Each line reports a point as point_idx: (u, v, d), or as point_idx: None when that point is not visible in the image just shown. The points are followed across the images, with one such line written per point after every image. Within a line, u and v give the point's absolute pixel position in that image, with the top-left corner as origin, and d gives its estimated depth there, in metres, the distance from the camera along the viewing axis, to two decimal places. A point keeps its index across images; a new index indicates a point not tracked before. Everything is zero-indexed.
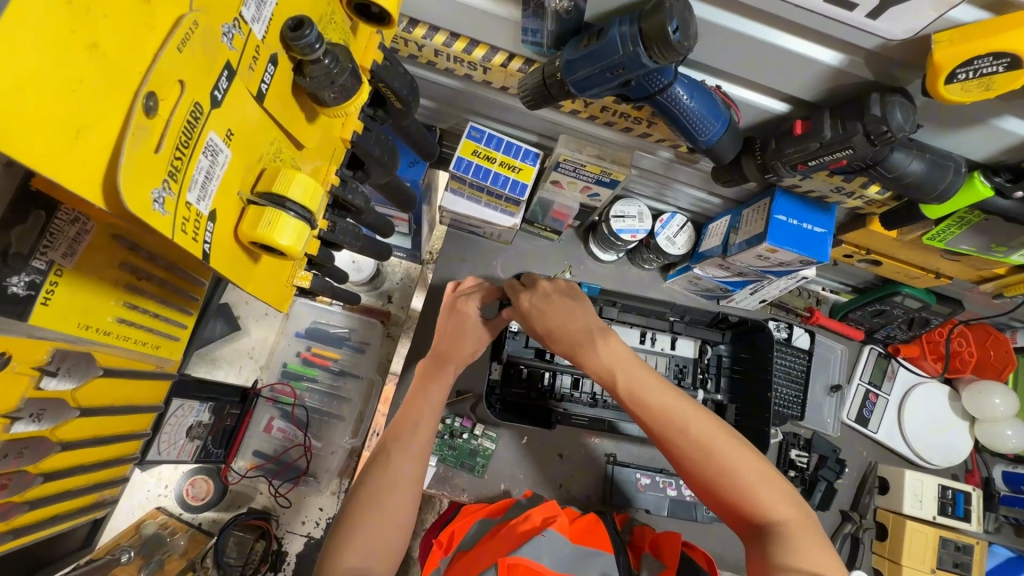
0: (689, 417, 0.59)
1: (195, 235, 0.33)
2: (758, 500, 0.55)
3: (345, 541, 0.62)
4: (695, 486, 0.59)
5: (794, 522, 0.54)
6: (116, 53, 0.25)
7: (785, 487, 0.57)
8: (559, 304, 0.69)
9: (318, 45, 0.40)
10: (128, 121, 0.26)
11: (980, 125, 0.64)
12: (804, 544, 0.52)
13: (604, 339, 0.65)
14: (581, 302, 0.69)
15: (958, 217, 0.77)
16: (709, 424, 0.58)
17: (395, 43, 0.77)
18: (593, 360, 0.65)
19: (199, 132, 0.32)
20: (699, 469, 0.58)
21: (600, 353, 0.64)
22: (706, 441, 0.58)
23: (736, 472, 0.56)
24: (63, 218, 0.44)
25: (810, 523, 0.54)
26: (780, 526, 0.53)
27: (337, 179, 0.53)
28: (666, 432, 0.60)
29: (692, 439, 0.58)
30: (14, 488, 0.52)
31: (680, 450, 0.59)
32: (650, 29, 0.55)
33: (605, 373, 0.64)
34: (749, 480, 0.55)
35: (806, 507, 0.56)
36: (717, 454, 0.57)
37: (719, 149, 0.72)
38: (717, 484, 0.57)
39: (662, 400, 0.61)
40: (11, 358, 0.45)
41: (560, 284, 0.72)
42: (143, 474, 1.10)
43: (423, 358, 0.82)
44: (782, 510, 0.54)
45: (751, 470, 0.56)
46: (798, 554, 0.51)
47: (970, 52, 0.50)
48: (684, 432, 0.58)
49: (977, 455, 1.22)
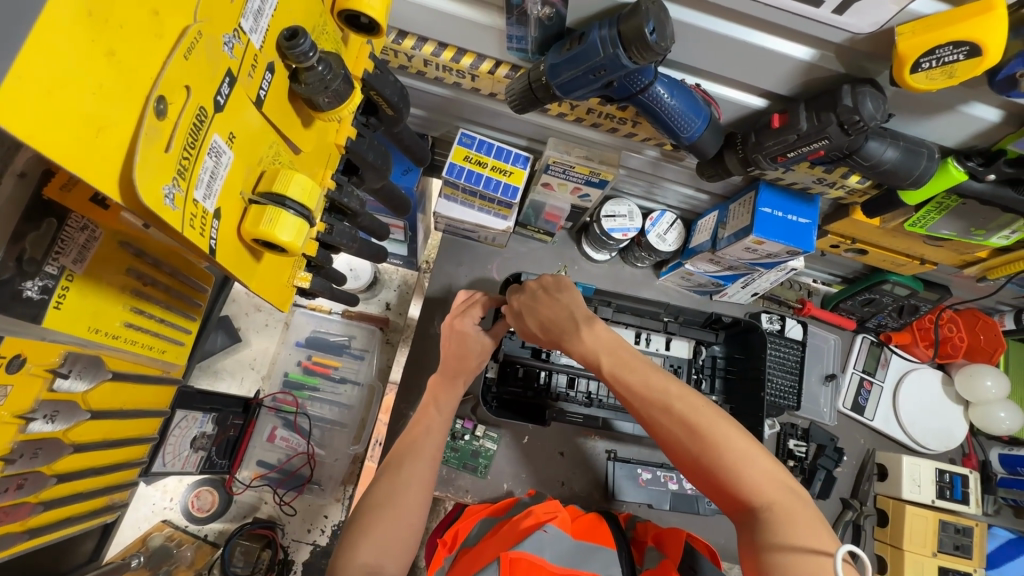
0: (673, 396, 0.61)
1: (202, 231, 0.35)
2: (743, 478, 0.55)
3: (360, 533, 0.63)
4: (685, 468, 0.60)
5: (781, 503, 0.53)
6: (130, 59, 0.27)
7: (776, 469, 0.56)
8: (545, 300, 0.74)
9: (312, 53, 0.42)
10: (141, 121, 0.28)
11: (950, 112, 0.66)
12: (789, 523, 0.51)
13: (588, 325, 0.70)
14: (569, 291, 0.73)
15: (936, 203, 0.79)
16: (694, 404, 0.60)
17: (385, 55, 0.79)
18: (576, 346, 0.70)
19: (204, 135, 0.34)
20: (684, 446, 0.59)
21: (584, 337, 0.69)
22: (690, 420, 0.59)
23: (720, 449, 0.57)
24: (73, 225, 0.46)
25: (801, 504, 0.53)
26: (768, 507, 0.53)
27: (333, 183, 0.55)
28: (653, 412, 0.62)
29: (676, 416, 0.60)
30: (30, 488, 0.54)
31: (666, 429, 0.61)
32: (628, 31, 0.58)
33: (590, 355, 0.69)
34: (734, 456, 0.56)
35: (798, 489, 0.55)
36: (701, 431, 0.58)
37: (702, 144, 0.74)
38: (703, 462, 0.58)
39: (646, 379, 0.64)
40: (25, 359, 0.47)
41: (546, 280, 0.76)
42: (148, 487, 1.10)
43: (435, 375, 0.85)
44: (768, 490, 0.54)
45: (737, 447, 0.56)
46: (783, 533, 0.50)
47: (929, 43, 0.53)
48: (668, 411, 0.61)
49: (974, 439, 1.23)
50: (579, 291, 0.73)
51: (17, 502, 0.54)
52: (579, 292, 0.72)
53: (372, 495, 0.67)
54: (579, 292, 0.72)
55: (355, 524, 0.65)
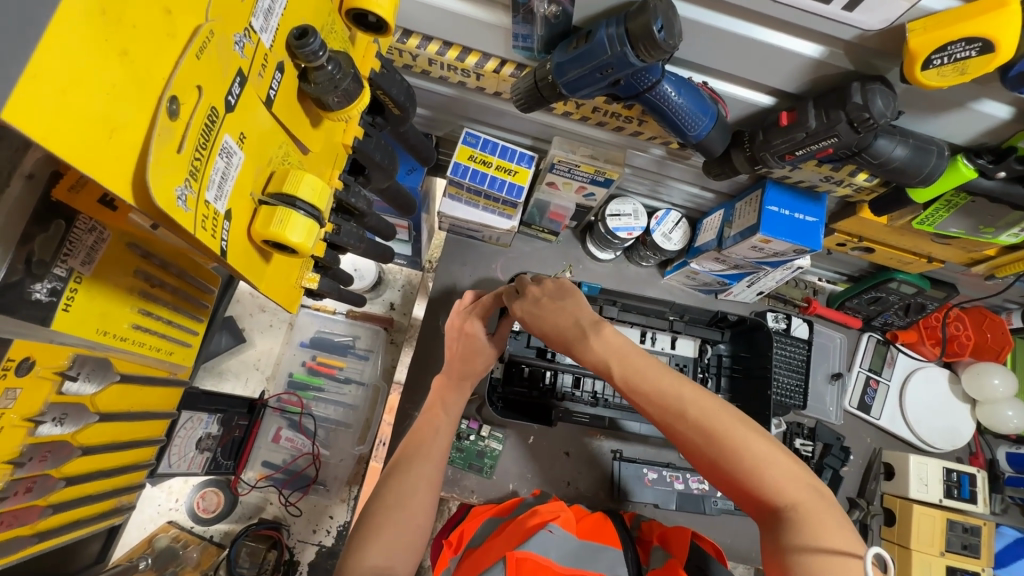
0: (687, 401, 0.61)
1: (214, 232, 0.35)
2: (764, 481, 0.55)
3: (369, 534, 0.63)
4: (705, 471, 0.60)
5: (805, 503, 0.53)
6: (143, 58, 0.27)
7: (797, 468, 0.56)
8: (549, 307, 0.75)
9: (322, 52, 0.42)
10: (154, 122, 0.28)
11: (960, 109, 0.66)
12: (815, 525, 0.51)
13: (595, 331, 0.70)
14: (573, 298, 0.74)
15: (945, 200, 0.79)
16: (709, 407, 0.59)
17: (390, 54, 0.79)
18: (588, 353, 0.69)
19: (215, 135, 0.34)
20: (701, 451, 0.59)
21: (593, 346, 0.69)
22: (706, 424, 0.59)
23: (738, 452, 0.56)
24: (81, 227, 0.46)
25: (825, 503, 0.52)
26: (791, 508, 0.53)
27: (340, 183, 0.55)
28: (668, 418, 0.62)
29: (691, 421, 0.60)
30: (38, 491, 0.54)
31: (682, 434, 0.60)
32: (636, 28, 0.57)
33: (601, 364, 0.68)
34: (753, 459, 0.56)
35: (821, 487, 0.54)
36: (718, 435, 0.58)
37: (709, 143, 0.74)
38: (721, 467, 0.57)
39: (658, 384, 0.63)
40: (34, 362, 0.47)
41: (548, 287, 0.77)
42: (154, 488, 1.10)
43: (440, 376, 0.85)
44: (791, 491, 0.53)
45: (756, 450, 0.56)
46: (809, 534, 0.50)
47: (942, 39, 0.52)
48: (683, 416, 0.60)
49: (981, 437, 1.23)
50: (583, 296, 0.74)
51: (26, 506, 0.54)
52: (583, 298, 0.74)
53: (383, 495, 0.67)
54: (583, 298, 0.74)
55: (363, 526, 0.64)
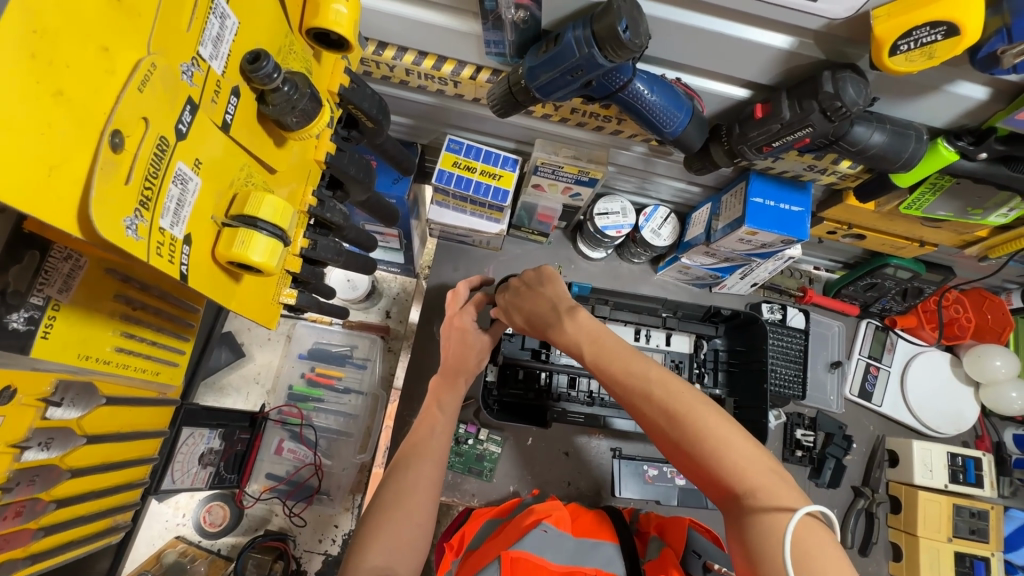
0: (654, 382, 0.61)
1: (171, 258, 0.37)
2: (725, 465, 0.54)
3: (363, 541, 0.63)
4: (670, 455, 0.60)
5: (765, 488, 0.52)
6: (81, 96, 0.28)
7: (759, 452, 0.55)
8: (529, 294, 0.77)
9: (276, 74, 0.43)
10: (96, 156, 0.29)
11: (935, 93, 0.65)
12: (771, 509, 0.50)
13: (570, 315, 0.71)
14: (552, 284, 0.75)
15: (931, 183, 0.78)
16: (673, 388, 0.60)
17: (367, 66, 0.80)
18: (562, 336, 0.71)
19: (167, 163, 0.35)
20: (664, 432, 0.60)
21: (567, 328, 0.70)
22: (669, 405, 0.59)
23: (699, 434, 0.56)
24: (56, 255, 0.47)
25: (785, 487, 0.52)
26: (750, 494, 0.52)
27: (314, 200, 0.56)
28: (635, 399, 0.62)
29: (656, 403, 0.60)
30: (28, 515, 0.56)
31: (649, 416, 0.61)
32: (602, 30, 0.57)
33: (574, 345, 0.70)
34: (713, 442, 0.55)
35: (782, 471, 0.54)
36: (680, 416, 0.58)
37: (687, 138, 0.74)
38: (684, 448, 0.57)
39: (628, 366, 0.64)
40: (16, 391, 0.49)
41: (529, 276, 0.79)
42: (161, 504, 1.12)
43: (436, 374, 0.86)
44: (753, 476, 0.53)
45: (716, 433, 0.56)
46: (765, 519, 0.50)
47: (907, 24, 0.52)
48: (648, 397, 0.61)
49: (986, 420, 1.20)
50: (561, 281, 0.75)
51: (17, 529, 0.56)
52: (561, 284, 0.75)
53: (375, 501, 0.68)
54: (561, 284, 0.75)
55: (357, 534, 0.65)
